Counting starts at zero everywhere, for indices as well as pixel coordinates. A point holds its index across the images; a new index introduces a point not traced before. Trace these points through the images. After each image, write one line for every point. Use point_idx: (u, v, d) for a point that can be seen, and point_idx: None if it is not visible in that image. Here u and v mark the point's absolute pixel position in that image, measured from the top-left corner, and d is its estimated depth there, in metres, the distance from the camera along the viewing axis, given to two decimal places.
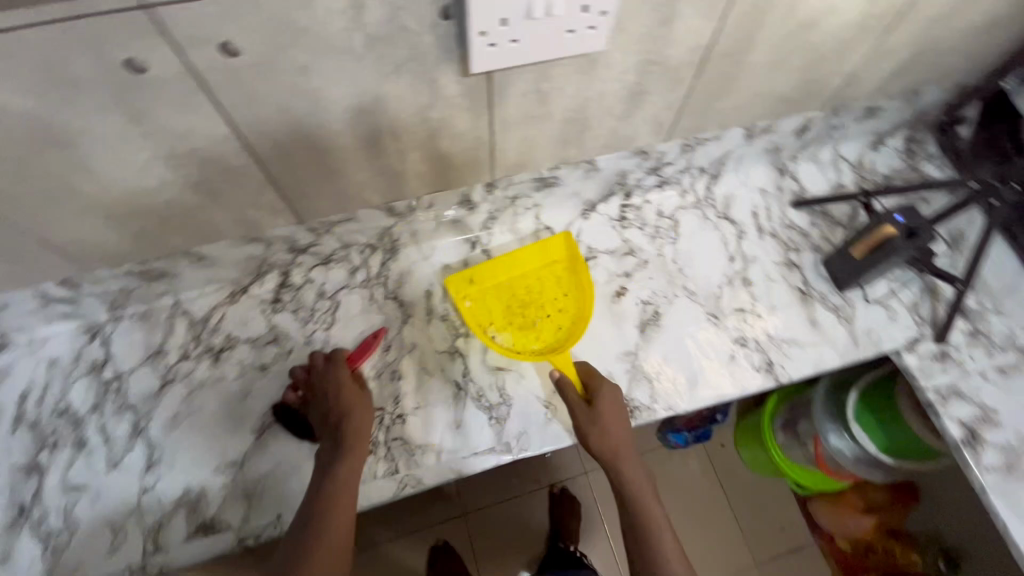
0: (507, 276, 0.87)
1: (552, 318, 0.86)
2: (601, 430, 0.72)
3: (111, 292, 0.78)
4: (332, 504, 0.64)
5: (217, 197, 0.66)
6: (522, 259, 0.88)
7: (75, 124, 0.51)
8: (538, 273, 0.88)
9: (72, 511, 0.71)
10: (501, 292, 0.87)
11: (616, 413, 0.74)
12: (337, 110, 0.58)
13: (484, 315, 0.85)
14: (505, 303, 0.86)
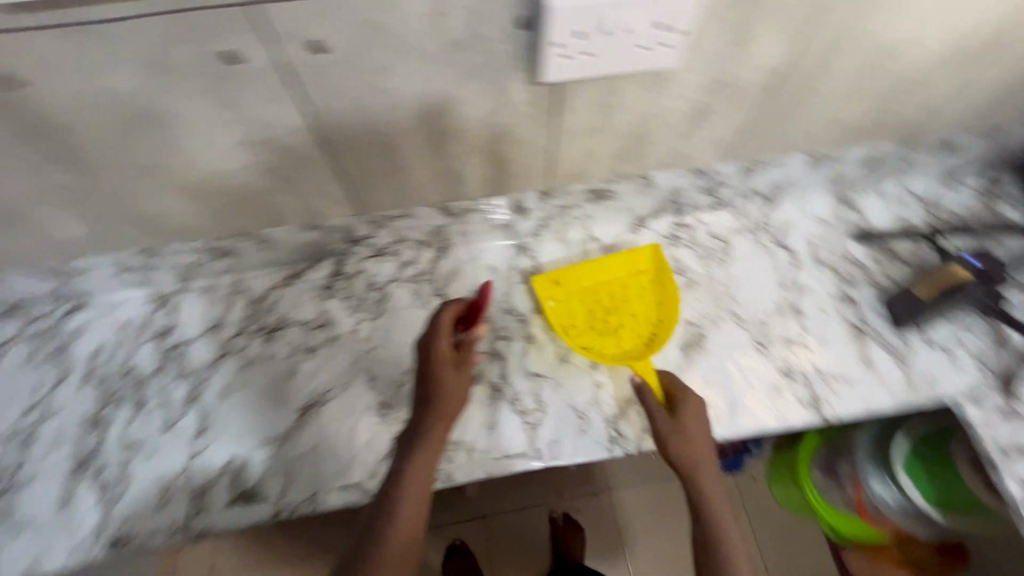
0: (593, 282, 0.90)
1: (632, 328, 0.87)
2: (682, 439, 0.72)
3: (181, 265, 0.83)
4: (417, 491, 0.65)
5: (288, 183, 0.69)
6: (612, 266, 0.90)
7: (173, 108, 0.55)
8: (621, 281, 0.90)
9: (128, 466, 0.76)
10: (585, 297, 0.89)
11: (699, 424, 0.74)
12: (408, 110, 0.60)
13: (566, 319, 0.87)
14: (587, 309, 0.88)
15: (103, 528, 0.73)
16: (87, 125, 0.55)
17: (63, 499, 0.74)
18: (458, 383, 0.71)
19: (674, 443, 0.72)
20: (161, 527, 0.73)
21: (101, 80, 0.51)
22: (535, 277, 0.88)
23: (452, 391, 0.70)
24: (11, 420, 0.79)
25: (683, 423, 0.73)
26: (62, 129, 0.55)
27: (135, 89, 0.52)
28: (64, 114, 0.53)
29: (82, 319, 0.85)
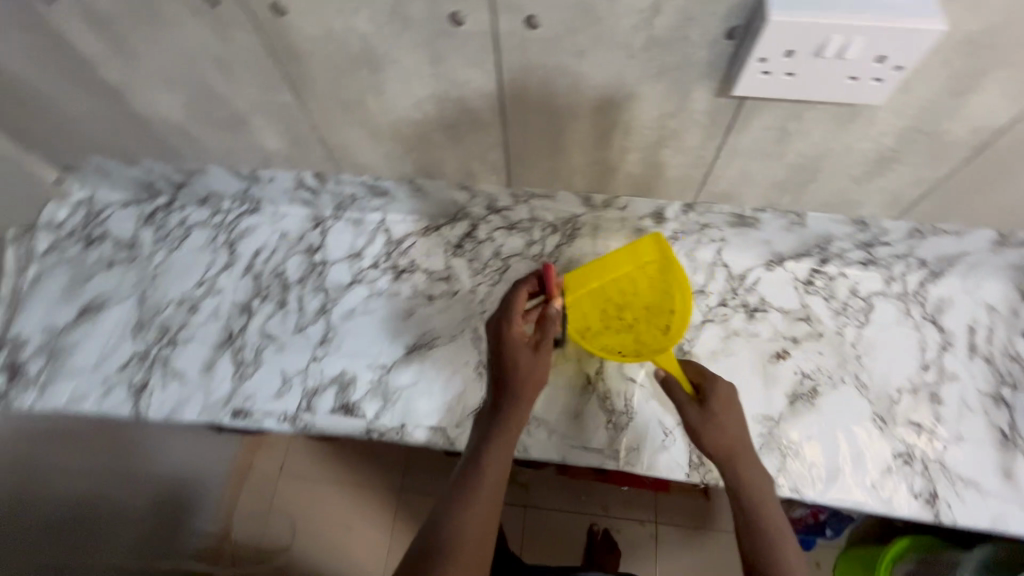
0: (602, 281, 0.79)
1: (648, 320, 0.79)
2: (712, 427, 0.68)
3: (343, 194, 0.93)
4: (492, 476, 0.62)
5: (457, 143, 0.75)
6: (615, 264, 0.78)
7: (390, 54, 0.62)
8: (630, 275, 0.79)
9: (262, 353, 0.88)
10: (592, 295, 0.79)
11: (732, 415, 0.69)
12: (589, 97, 0.63)
13: (580, 325, 0.79)
14: (600, 308, 0.79)
15: (231, 398, 0.85)
16: (318, 56, 0.64)
17: (207, 364, 0.87)
18: (534, 365, 0.69)
19: (705, 432, 0.68)
20: (275, 411, 0.83)
21: (345, 19, 0.58)
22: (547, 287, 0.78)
23: (527, 372, 0.68)
24: (183, 289, 0.94)
25: (713, 411, 0.69)
26: (299, 56, 0.64)
27: (369, 33, 0.59)
28: (305, 43, 0.62)
29: (253, 221, 0.98)
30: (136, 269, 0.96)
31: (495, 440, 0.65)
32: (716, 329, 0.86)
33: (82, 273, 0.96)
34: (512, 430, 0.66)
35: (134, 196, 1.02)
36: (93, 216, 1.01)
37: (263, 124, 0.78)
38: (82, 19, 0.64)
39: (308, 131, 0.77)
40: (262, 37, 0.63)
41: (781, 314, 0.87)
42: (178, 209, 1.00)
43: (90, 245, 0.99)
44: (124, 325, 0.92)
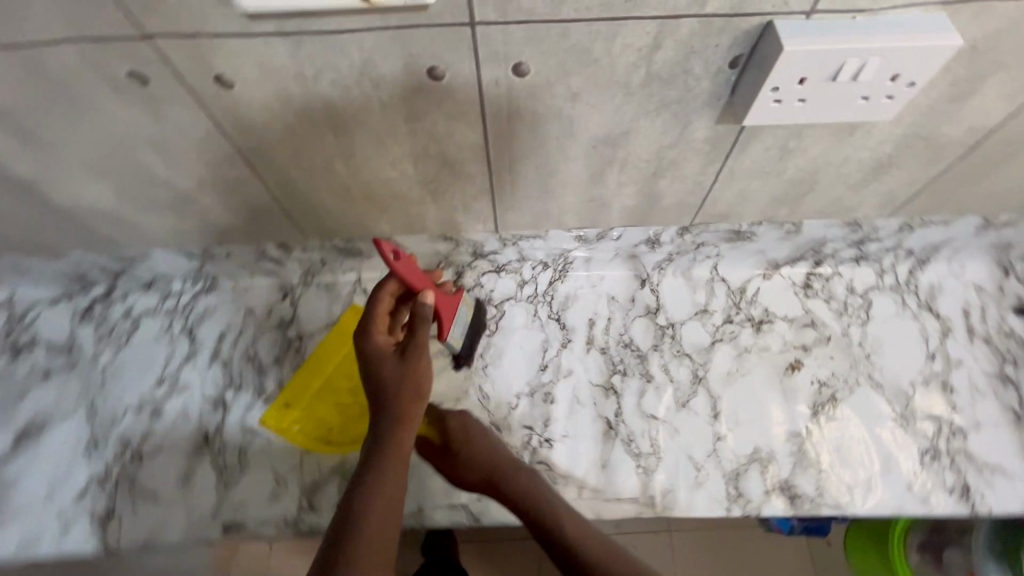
0: (320, 374, 0.83)
1: None
2: (463, 459, 0.73)
3: (312, 260, 0.85)
4: (373, 513, 0.55)
5: (437, 196, 0.69)
6: (325, 351, 0.84)
7: (359, 116, 0.55)
8: (346, 358, 0.84)
9: (247, 452, 0.78)
10: (323, 391, 0.82)
11: (475, 437, 0.74)
12: (584, 137, 0.58)
13: (321, 428, 0.79)
14: (333, 401, 0.81)
15: (218, 512, 0.75)
16: (275, 126, 0.56)
17: (183, 476, 0.77)
18: (403, 375, 0.61)
19: (464, 464, 0.73)
20: (273, 517, 0.74)
21: (304, 85, 0.51)
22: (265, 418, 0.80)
23: (396, 383, 0.60)
24: (141, 392, 0.82)
25: (456, 446, 0.74)
26: (251, 128, 0.56)
27: (334, 97, 0.52)
28: (258, 113, 0.54)
29: (212, 300, 0.88)
30: (79, 377, 0.83)
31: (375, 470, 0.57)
32: (727, 348, 0.84)
33: (13, 391, 0.83)
34: (394, 454, 0.58)
35: (62, 291, 0.88)
36: (16, 320, 0.87)
37: (213, 201, 0.68)
38: None
39: (268, 203, 0.69)
40: (205, 112, 0.54)
41: (786, 322, 0.85)
42: (120, 298, 0.88)
43: (18, 355, 0.85)
44: (74, 445, 0.79)
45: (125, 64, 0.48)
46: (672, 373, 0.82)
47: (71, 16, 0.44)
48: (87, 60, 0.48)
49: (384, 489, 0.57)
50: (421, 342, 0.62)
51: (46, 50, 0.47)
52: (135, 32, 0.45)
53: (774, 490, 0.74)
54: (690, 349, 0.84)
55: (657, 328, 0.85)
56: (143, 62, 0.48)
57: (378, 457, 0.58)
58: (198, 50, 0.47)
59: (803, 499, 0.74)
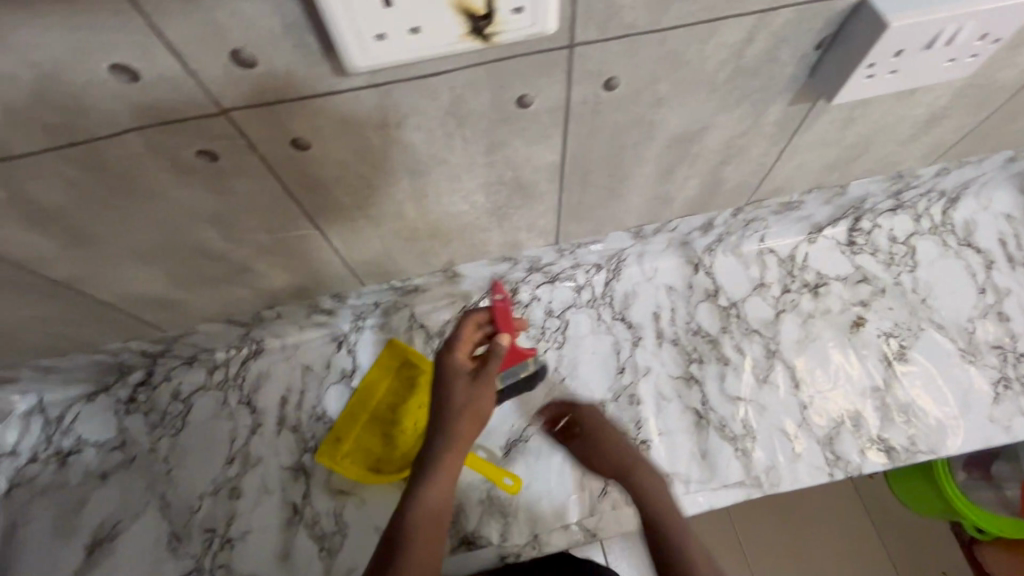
0: (367, 408, 0.81)
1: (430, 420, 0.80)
2: (591, 445, 0.72)
3: (365, 304, 0.81)
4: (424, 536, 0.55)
5: (503, 220, 0.66)
6: (371, 384, 0.82)
7: (439, 156, 0.52)
8: (391, 389, 0.83)
9: (343, 515, 0.75)
10: (371, 423, 0.81)
11: (607, 430, 0.73)
12: (661, 139, 0.57)
13: (372, 458, 0.79)
14: (380, 432, 0.80)
15: None
16: (347, 181, 0.52)
17: (283, 552, 0.73)
18: (469, 402, 0.57)
19: (592, 450, 0.72)
20: None
21: (386, 134, 0.48)
22: (319, 454, 0.77)
23: (459, 408, 0.56)
24: (212, 475, 0.78)
25: (588, 433, 0.73)
26: (321, 187, 0.53)
27: (415, 140, 0.49)
28: (331, 171, 0.51)
29: (264, 364, 0.84)
30: (141, 472, 0.78)
31: (434, 468, 0.56)
32: (792, 318, 0.85)
33: (71, 502, 0.77)
34: (447, 472, 0.57)
35: (99, 385, 0.83)
36: (53, 425, 0.81)
37: (271, 267, 0.64)
38: (19, 224, 0.47)
39: (328, 257, 0.65)
40: (275, 179, 0.50)
41: (840, 282, 0.87)
42: (164, 381, 0.83)
43: (66, 462, 0.79)
44: (154, 545, 0.74)
45: (194, 144, 0.44)
46: (745, 352, 0.83)
47: (141, 103, 0.39)
48: (152, 147, 0.43)
49: (439, 489, 0.56)
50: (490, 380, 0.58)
51: (108, 144, 0.42)
52: (210, 109, 0.41)
53: (869, 447, 0.76)
54: (757, 325, 0.85)
55: (720, 310, 0.86)
56: (213, 140, 0.44)
57: (435, 459, 0.56)
58: (277, 117, 0.43)
59: (899, 451, 0.76)
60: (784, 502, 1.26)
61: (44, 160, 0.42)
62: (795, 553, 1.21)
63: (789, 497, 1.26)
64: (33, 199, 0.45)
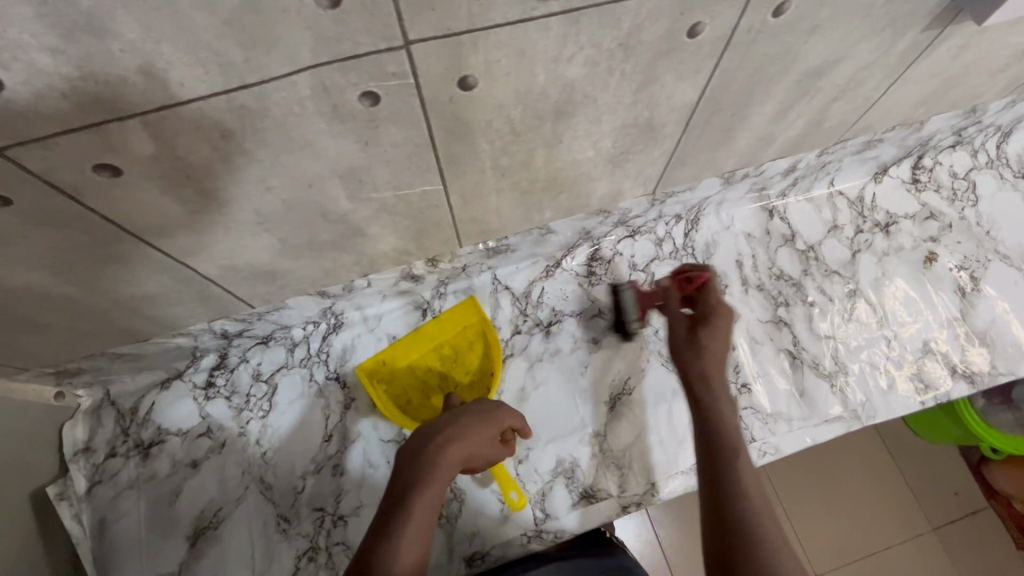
0: (420, 351, 0.81)
1: (472, 388, 0.79)
2: (697, 347, 0.60)
3: (453, 269, 0.78)
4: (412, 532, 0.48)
5: (617, 168, 0.64)
6: (437, 330, 0.80)
7: (591, 96, 0.49)
8: (450, 340, 0.81)
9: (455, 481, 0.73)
10: (418, 367, 0.81)
11: (722, 343, 0.61)
12: (797, 72, 0.56)
13: (403, 395, 0.80)
14: (420, 378, 0.81)
15: (453, 549, 0.70)
16: (494, 126, 0.50)
17: None
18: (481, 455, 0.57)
19: (699, 349, 0.60)
20: (514, 537, 0.71)
21: (552, 70, 0.45)
22: (359, 367, 0.78)
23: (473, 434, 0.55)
24: (313, 453, 0.75)
25: (704, 330, 0.61)
26: (467, 134, 0.49)
27: (577, 77, 0.47)
28: (484, 115, 0.48)
29: (346, 338, 0.80)
30: (234, 457, 0.75)
31: (434, 472, 0.51)
32: (868, 257, 0.87)
33: (163, 494, 0.73)
34: (440, 486, 0.51)
35: (171, 371, 0.77)
36: (127, 418, 0.76)
37: (383, 229, 0.61)
38: (155, 186, 0.43)
39: (441, 215, 0.62)
40: (425, 127, 0.47)
41: (909, 220, 0.89)
42: (241, 362, 0.79)
43: (149, 453, 0.75)
44: (263, 528, 0.72)
45: (361, 85, 0.40)
46: (828, 293, 0.85)
47: (330, 36, 0.35)
48: (319, 90, 0.39)
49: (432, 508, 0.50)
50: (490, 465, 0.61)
51: (277, 87, 0.38)
52: (393, 43, 0.37)
53: (954, 373, 0.80)
54: (836, 266, 0.86)
55: (800, 253, 0.87)
56: (384, 80, 0.40)
57: (433, 466, 0.51)
58: (458, 51, 0.40)
59: (983, 373, 0.80)
60: (810, 458, 1.22)
61: (208, 106, 0.37)
62: (826, 503, 1.19)
63: (815, 452, 1.23)
64: (180, 154, 0.41)
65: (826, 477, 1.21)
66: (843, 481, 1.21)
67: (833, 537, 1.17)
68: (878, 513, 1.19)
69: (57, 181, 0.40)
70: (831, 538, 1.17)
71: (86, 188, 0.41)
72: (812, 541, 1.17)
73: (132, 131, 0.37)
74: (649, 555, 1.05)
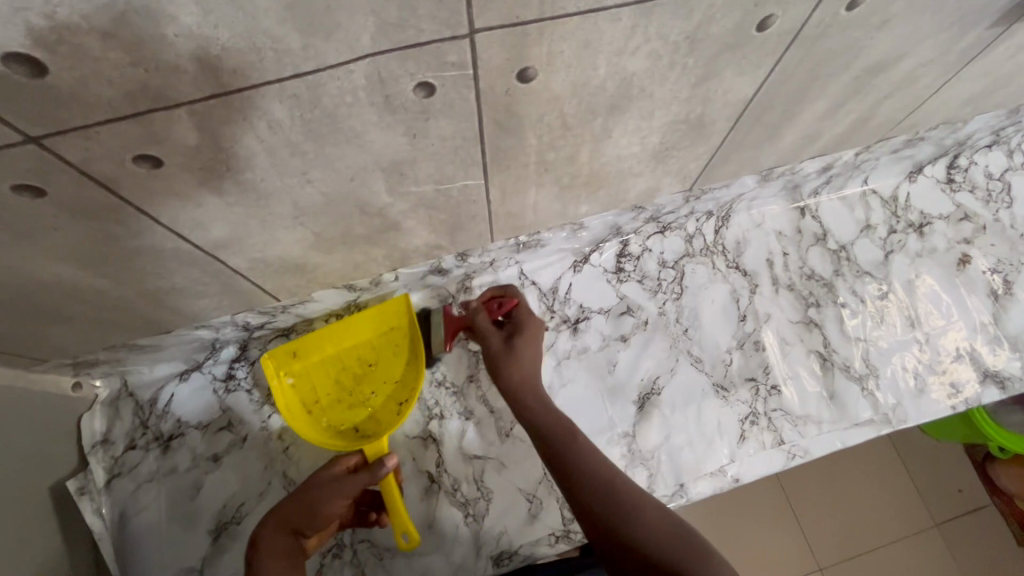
0: (338, 346, 0.69)
1: (388, 394, 0.68)
2: (511, 354, 0.61)
3: (481, 262, 0.76)
4: None
5: (660, 163, 0.62)
6: (359, 325, 0.69)
7: (648, 90, 0.47)
8: (374, 341, 0.70)
9: (484, 479, 0.72)
10: (333, 371, 0.69)
11: (533, 348, 0.63)
12: (855, 69, 0.53)
13: (312, 395, 0.68)
14: (335, 378, 0.69)
15: (480, 548, 0.69)
16: (546, 120, 0.47)
17: (425, 522, 0.70)
18: (298, 504, 0.56)
19: (499, 355, 0.62)
20: (542, 537, 0.70)
21: (614, 63, 0.42)
22: (265, 352, 0.67)
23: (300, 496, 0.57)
24: None
25: (518, 335, 0.63)
26: (516, 127, 0.47)
27: (637, 70, 0.44)
28: (537, 108, 0.45)
29: None
30: (256, 451, 0.74)
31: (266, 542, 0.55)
32: (900, 258, 0.85)
33: (184, 488, 0.72)
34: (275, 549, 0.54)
35: (189, 362, 0.75)
36: (146, 410, 0.74)
37: (418, 223, 0.59)
38: (194, 178, 0.41)
39: (479, 209, 0.60)
40: (477, 120, 0.44)
41: (943, 220, 0.87)
42: (261, 355, 0.77)
43: (169, 446, 0.73)
44: None
45: (419, 75, 0.38)
46: (860, 293, 0.83)
47: (394, 22, 0.33)
48: (376, 79, 0.37)
49: None
50: (355, 490, 0.58)
51: (334, 76, 0.35)
52: (458, 31, 0.35)
53: (985, 378, 0.79)
54: (868, 267, 0.85)
55: (831, 253, 0.85)
56: (442, 71, 0.38)
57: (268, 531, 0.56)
58: (523, 41, 0.37)
59: (1014, 378, 0.79)
60: (819, 461, 1.22)
61: (259, 95, 0.35)
62: (834, 505, 1.19)
63: (823, 456, 1.22)
64: (223, 145, 0.38)
65: (833, 479, 1.20)
66: (851, 483, 1.21)
67: (839, 539, 1.17)
68: (884, 514, 1.19)
69: (96, 172, 0.37)
70: (834, 533, 1.17)
71: (122, 179, 0.39)
72: (813, 534, 1.17)
73: (177, 121, 0.35)
74: None
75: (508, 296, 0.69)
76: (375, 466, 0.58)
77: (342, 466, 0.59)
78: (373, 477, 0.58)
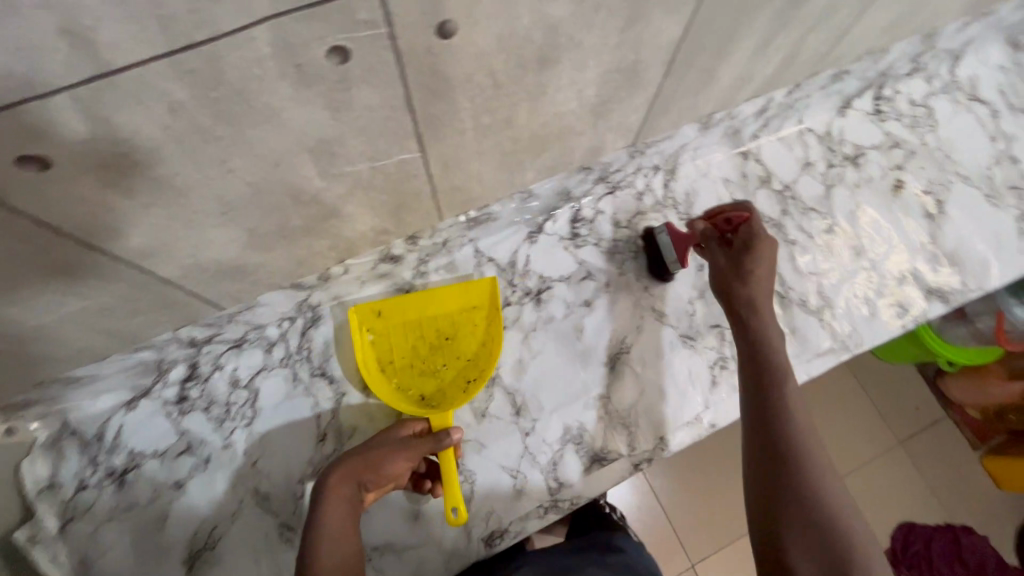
0: (421, 316, 0.75)
1: (461, 368, 0.74)
2: (740, 274, 0.66)
3: (433, 244, 0.74)
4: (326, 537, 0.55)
5: (600, 118, 0.61)
6: (442, 298, 0.75)
7: (576, 38, 0.46)
8: (454, 318, 0.76)
9: (464, 463, 0.71)
10: (413, 338, 0.75)
11: (767, 276, 0.65)
12: (777, 2, 0.53)
13: (388, 355, 0.74)
14: (412, 345, 0.75)
15: (471, 530, 0.68)
16: (473, 79, 0.45)
17: (412, 514, 0.69)
18: (362, 459, 0.60)
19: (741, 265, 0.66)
20: (530, 510, 0.70)
21: (537, 9, 0.41)
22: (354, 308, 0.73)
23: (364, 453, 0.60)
24: (308, 457, 0.71)
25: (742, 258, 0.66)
26: (445, 89, 0.45)
27: (560, 15, 0.42)
28: (464, 67, 0.43)
29: (325, 332, 0.75)
30: (223, 471, 0.70)
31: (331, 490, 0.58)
32: (841, 191, 0.88)
33: (148, 522, 0.67)
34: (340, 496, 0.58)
35: (135, 389, 0.70)
36: (94, 446, 0.68)
37: (359, 208, 0.56)
38: (96, 179, 0.37)
39: (420, 186, 0.57)
40: (401, 84, 0.42)
41: (875, 150, 0.90)
42: (214, 370, 0.72)
43: (125, 481, 0.68)
44: (266, 539, 0.68)
45: (329, 38, 0.35)
46: (808, 230, 0.85)
47: None
48: (281, 46, 0.34)
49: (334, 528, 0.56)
50: (418, 455, 0.62)
51: (232, 45, 0.32)
52: None
53: (929, 294, 0.83)
54: (812, 203, 0.87)
55: (777, 194, 0.87)
56: (354, 31, 0.35)
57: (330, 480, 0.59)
58: None
59: (955, 292, 0.84)
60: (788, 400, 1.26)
61: (150, 73, 0.31)
62: None
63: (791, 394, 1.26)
64: (121, 137, 0.35)
65: None
66: (819, 415, 1.25)
67: None
68: (853, 441, 1.24)
69: None
70: None
71: (10, 186, 0.34)
72: None
73: (57, 112, 0.31)
74: (647, 504, 1.09)
75: (736, 213, 0.70)
76: (440, 435, 0.63)
77: (408, 430, 0.65)
78: (437, 446, 0.63)
